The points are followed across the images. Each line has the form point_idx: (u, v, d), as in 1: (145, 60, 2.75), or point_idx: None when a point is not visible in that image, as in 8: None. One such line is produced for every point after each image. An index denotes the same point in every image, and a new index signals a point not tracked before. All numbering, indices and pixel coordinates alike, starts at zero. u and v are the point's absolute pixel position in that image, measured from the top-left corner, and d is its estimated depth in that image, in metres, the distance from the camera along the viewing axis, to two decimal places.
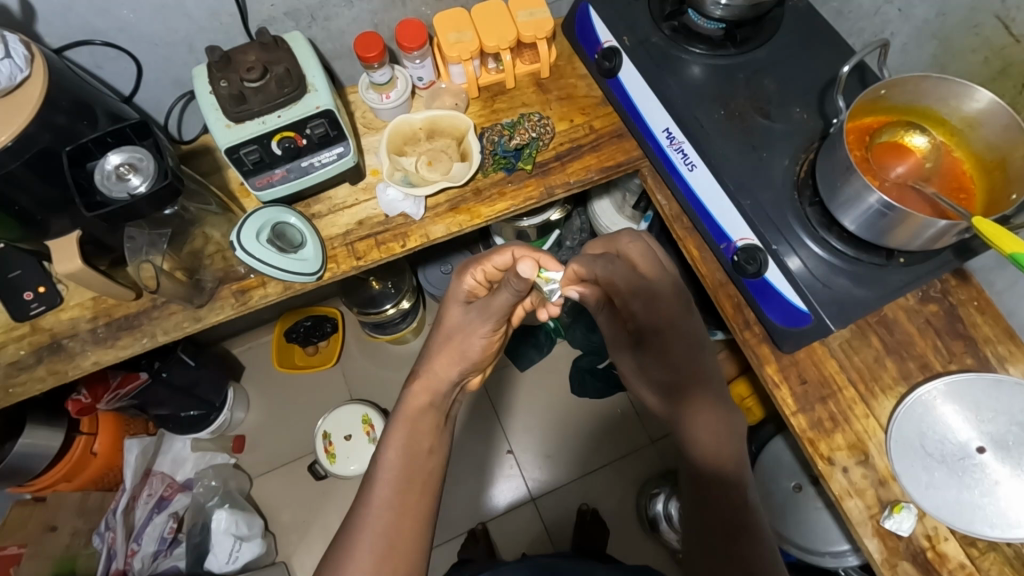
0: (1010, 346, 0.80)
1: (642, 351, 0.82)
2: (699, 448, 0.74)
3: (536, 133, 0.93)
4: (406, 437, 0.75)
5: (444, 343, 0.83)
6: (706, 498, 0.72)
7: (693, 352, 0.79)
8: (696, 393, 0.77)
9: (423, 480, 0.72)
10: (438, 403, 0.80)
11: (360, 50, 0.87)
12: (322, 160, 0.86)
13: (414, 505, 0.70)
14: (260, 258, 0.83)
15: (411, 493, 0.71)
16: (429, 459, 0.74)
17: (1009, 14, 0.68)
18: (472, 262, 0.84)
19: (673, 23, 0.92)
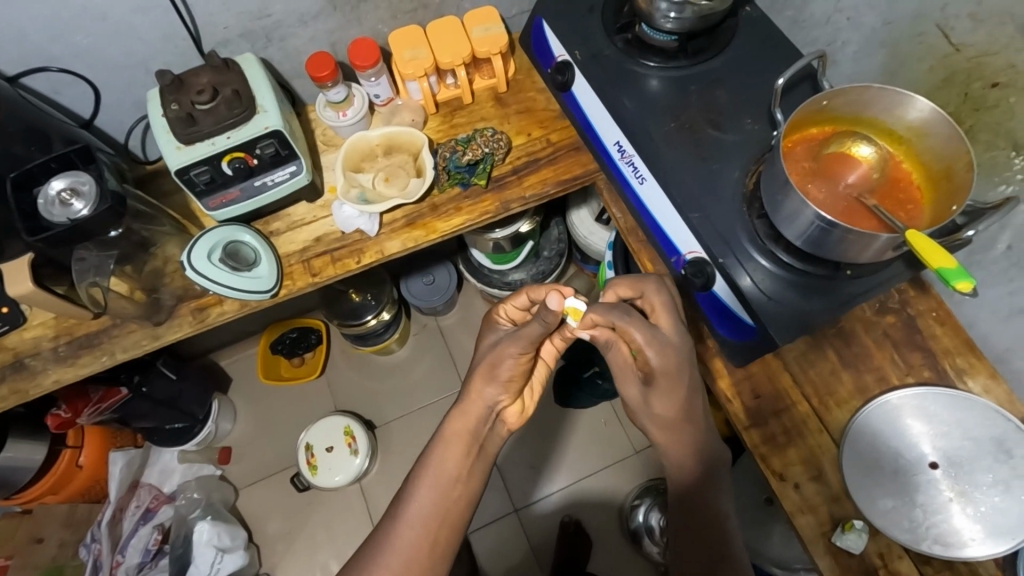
0: (969, 357, 0.79)
1: (649, 388, 0.73)
2: (693, 482, 0.75)
3: (489, 148, 0.92)
4: (439, 462, 0.78)
5: (479, 366, 0.81)
6: (696, 524, 0.73)
7: (686, 396, 0.72)
8: (675, 427, 0.74)
9: (450, 505, 0.76)
10: (475, 430, 0.81)
11: (313, 70, 0.88)
12: (275, 179, 0.87)
13: (439, 526, 0.75)
14: (211, 277, 0.84)
15: (436, 519, 0.75)
16: (456, 487, 0.77)
17: (947, 23, 0.68)
18: (499, 303, 0.87)
19: (626, 36, 0.91)
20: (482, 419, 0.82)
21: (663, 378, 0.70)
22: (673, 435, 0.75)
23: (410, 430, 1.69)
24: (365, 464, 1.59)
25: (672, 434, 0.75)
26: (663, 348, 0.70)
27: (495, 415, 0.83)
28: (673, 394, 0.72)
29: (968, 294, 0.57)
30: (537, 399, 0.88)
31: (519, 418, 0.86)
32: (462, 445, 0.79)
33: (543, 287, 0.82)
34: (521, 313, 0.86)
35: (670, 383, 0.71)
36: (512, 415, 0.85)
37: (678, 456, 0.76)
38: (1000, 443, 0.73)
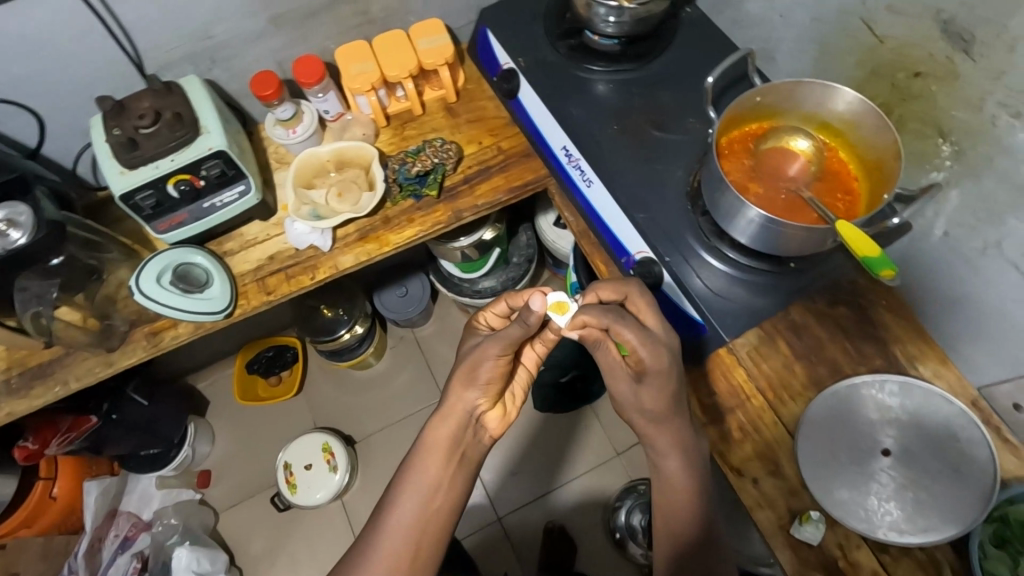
0: (919, 344, 0.79)
1: (639, 385, 0.73)
2: (672, 475, 0.74)
3: (439, 158, 0.93)
4: (420, 468, 0.76)
5: (457, 369, 0.78)
6: (680, 519, 0.72)
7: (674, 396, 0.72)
8: (661, 424, 0.73)
9: (432, 514, 0.74)
10: (459, 436, 0.78)
11: (257, 89, 0.88)
12: (224, 199, 0.87)
13: (422, 535, 0.73)
14: (161, 301, 0.84)
15: (418, 526, 0.73)
16: (438, 496, 0.75)
17: (871, 16, 0.69)
18: (478, 311, 0.86)
19: (570, 42, 0.92)
20: (464, 425, 0.79)
21: (654, 377, 0.70)
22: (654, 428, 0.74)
23: (390, 444, 1.67)
24: (345, 479, 1.57)
25: (656, 430, 0.74)
26: (654, 345, 0.70)
27: (475, 420, 0.79)
28: (662, 393, 0.71)
29: (889, 282, 0.58)
30: (518, 406, 0.83)
31: (501, 424, 0.81)
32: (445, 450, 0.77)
33: (521, 294, 0.82)
34: (502, 320, 0.85)
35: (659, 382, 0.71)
36: (493, 421, 0.81)
37: (659, 450, 0.74)
38: (947, 427, 0.73)
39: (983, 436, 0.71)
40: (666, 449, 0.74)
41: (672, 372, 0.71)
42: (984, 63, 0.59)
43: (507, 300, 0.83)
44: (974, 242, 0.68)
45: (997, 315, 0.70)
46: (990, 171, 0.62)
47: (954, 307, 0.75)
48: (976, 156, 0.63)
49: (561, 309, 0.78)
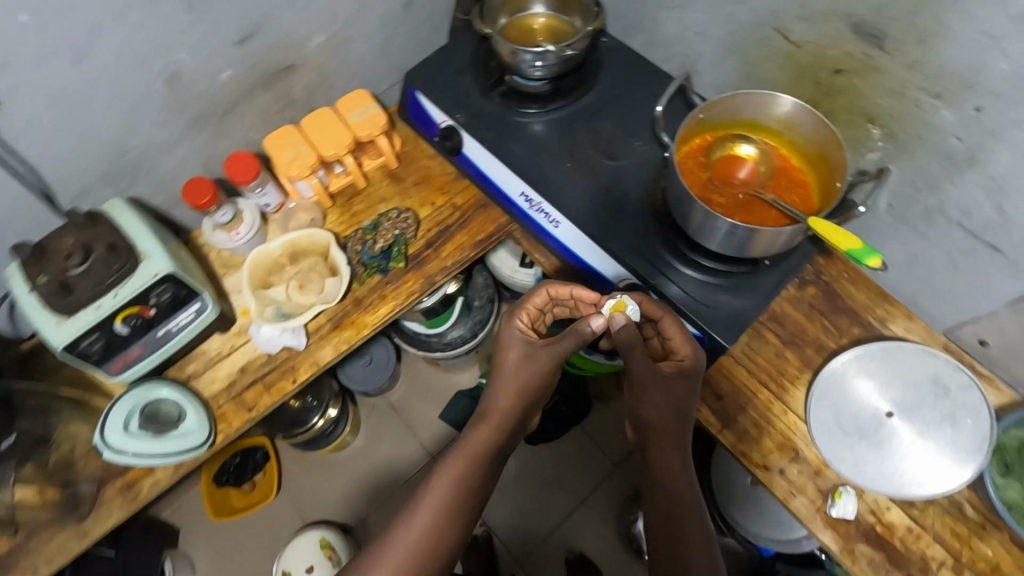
0: (885, 306, 0.86)
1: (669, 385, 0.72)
2: (672, 472, 0.69)
3: (399, 229, 0.92)
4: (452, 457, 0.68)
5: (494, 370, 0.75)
6: (678, 520, 0.66)
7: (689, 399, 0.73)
8: (665, 429, 0.71)
9: (458, 507, 0.65)
10: (503, 440, 0.71)
11: (192, 199, 0.82)
12: (180, 322, 0.80)
13: (440, 535, 0.63)
14: (156, 454, 0.76)
15: (442, 518, 0.64)
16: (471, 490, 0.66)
17: (784, 25, 0.74)
18: (515, 305, 0.80)
19: (502, 89, 0.92)
20: (510, 429, 0.72)
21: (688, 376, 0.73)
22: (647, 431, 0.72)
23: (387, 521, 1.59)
24: None
25: (659, 436, 0.71)
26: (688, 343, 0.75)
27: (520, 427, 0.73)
28: (678, 396, 0.72)
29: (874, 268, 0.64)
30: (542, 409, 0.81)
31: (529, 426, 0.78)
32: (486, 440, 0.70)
33: (566, 285, 0.80)
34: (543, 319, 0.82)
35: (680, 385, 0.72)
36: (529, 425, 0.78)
37: (657, 452, 0.71)
38: (937, 378, 0.79)
39: (970, 379, 0.77)
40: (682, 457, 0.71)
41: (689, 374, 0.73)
42: (900, 56, 0.65)
43: (549, 290, 0.79)
44: (918, 209, 0.75)
45: (949, 268, 0.77)
46: (923, 145, 0.69)
47: (908, 268, 0.82)
48: (908, 136, 0.69)
49: (618, 307, 0.74)
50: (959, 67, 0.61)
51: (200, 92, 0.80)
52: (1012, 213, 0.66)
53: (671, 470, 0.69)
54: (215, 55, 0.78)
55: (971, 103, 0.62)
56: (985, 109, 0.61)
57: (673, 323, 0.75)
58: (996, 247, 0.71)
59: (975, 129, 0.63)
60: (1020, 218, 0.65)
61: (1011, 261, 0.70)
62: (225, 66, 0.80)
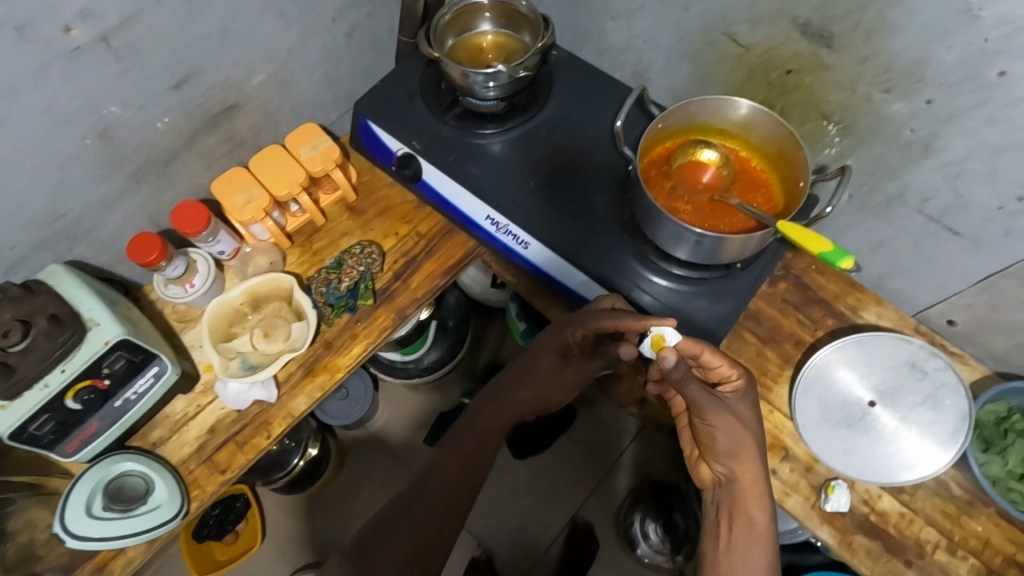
0: (856, 295, 0.87)
1: (737, 408, 0.67)
2: (755, 500, 0.68)
3: (364, 265, 0.88)
4: (465, 450, 0.77)
5: (519, 376, 0.82)
6: (749, 543, 0.67)
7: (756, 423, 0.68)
8: (746, 460, 0.68)
9: (460, 498, 0.74)
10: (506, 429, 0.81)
11: (139, 255, 0.77)
12: (139, 389, 0.74)
13: (447, 525, 0.72)
14: (125, 533, 0.71)
15: (448, 508, 0.73)
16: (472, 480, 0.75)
17: (733, 30, 0.74)
18: (572, 328, 0.74)
19: (456, 112, 0.90)
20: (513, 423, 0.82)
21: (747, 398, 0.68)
22: (727, 460, 0.68)
23: None
24: None
25: (739, 462, 0.68)
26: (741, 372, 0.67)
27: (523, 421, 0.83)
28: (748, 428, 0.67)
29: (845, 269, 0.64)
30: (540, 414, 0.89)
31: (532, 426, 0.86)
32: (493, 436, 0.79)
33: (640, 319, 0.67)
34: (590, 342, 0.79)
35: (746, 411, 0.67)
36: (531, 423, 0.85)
37: (741, 480, 0.68)
38: (914, 364, 0.80)
39: (945, 362, 0.79)
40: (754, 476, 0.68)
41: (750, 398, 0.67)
42: (848, 53, 0.65)
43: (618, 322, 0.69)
44: (878, 198, 0.75)
45: (914, 254, 0.79)
46: (879, 139, 0.69)
47: (874, 256, 0.84)
48: (863, 129, 0.70)
49: (658, 346, 0.65)
50: (908, 61, 0.61)
51: (138, 144, 0.76)
52: (970, 196, 0.66)
53: (750, 495, 0.68)
54: (148, 104, 0.73)
55: (923, 95, 0.62)
56: (936, 101, 0.61)
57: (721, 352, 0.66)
58: (956, 230, 0.71)
59: (928, 119, 0.63)
60: (978, 202, 0.66)
61: (972, 242, 0.71)
62: (160, 115, 0.75)
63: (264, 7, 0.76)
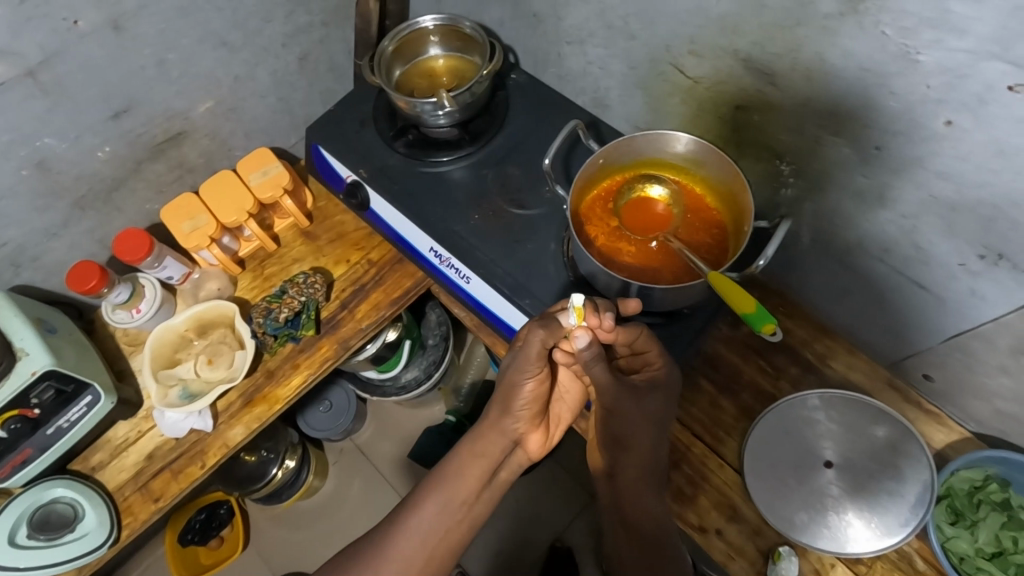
0: (824, 341, 0.80)
1: (639, 404, 0.65)
2: (641, 503, 0.69)
3: (306, 295, 0.85)
4: (449, 481, 0.68)
5: (495, 391, 0.70)
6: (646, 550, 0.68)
7: (658, 417, 0.67)
8: (635, 454, 0.68)
9: (449, 532, 0.67)
10: (496, 455, 0.70)
11: (78, 284, 0.78)
12: (71, 418, 0.75)
13: (432, 562, 0.66)
14: (51, 560, 0.74)
15: (435, 542, 0.66)
16: (464, 510, 0.68)
17: (679, 61, 0.70)
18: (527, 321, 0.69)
19: (407, 138, 0.87)
20: (501, 450, 0.71)
21: (656, 393, 0.66)
22: (613, 451, 0.69)
23: None
24: None
25: (626, 455, 0.68)
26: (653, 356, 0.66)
27: (513, 445, 0.72)
28: (650, 421, 0.67)
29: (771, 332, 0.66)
30: (562, 429, 0.76)
31: (541, 448, 0.74)
32: (481, 464, 0.69)
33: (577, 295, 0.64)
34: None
35: (655, 403, 0.66)
36: (533, 443, 0.74)
37: (625, 475, 0.69)
38: (875, 428, 0.74)
39: (908, 428, 0.72)
40: (639, 472, 0.69)
41: (662, 392, 0.66)
42: (791, 92, 0.60)
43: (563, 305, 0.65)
44: (837, 245, 0.70)
45: (882, 302, 0.72)
46: (830, 182, 0.64)
47: (842, 301, 0.77)
48: (815, 172, 0.64)
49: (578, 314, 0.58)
50: (852, 103, 0.56)
51: (78, 174, 0.78)
52: (930, 250, 0.61)
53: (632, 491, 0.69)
54: (85, 135, 0.75)
55: (870, 142, 0.57)
56: (884, 148, 0.56)
57: (650, 340, 0.64)
58: (920, 282, 0.65)
59: (877, 167, 0.58)
60: (941, 257, 0.60)
61: (939, 299, 0.64)
62: (100, 144, 0.77)
63: (202, 37, 0.77)
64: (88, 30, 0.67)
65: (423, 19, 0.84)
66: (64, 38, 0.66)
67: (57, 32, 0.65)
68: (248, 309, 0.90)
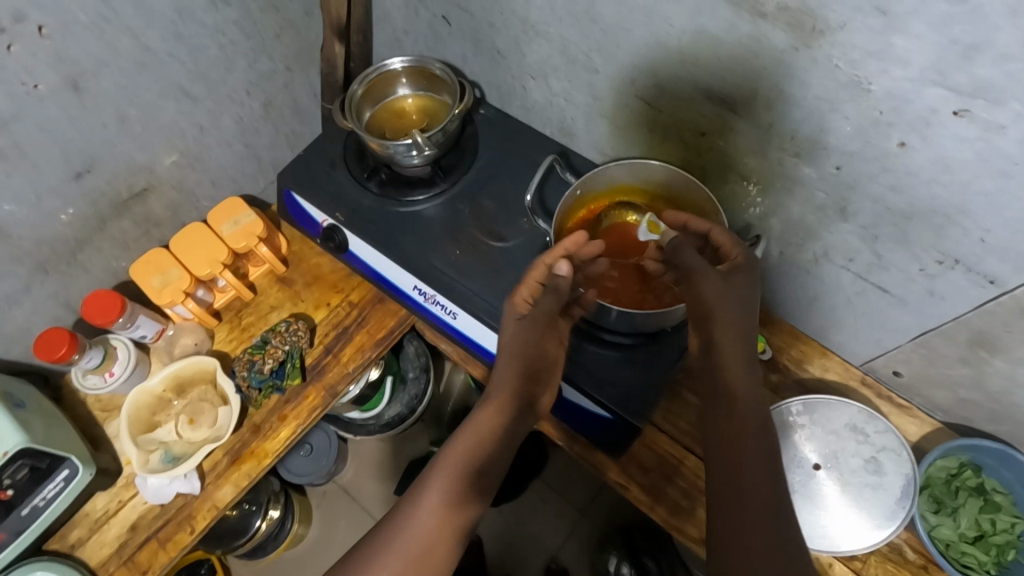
0: (799, 346, 0.86)
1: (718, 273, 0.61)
2: (744, 373, 0.58)
3: (289, 343, 0.85)
4: (460, 448, 0.62)
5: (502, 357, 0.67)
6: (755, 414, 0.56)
7: (748, 299, 0.61)
8: (726, 324, 0.59)
9: (469, 496, 0.60)
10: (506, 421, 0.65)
11: (48, 353, 0.74)
12: (47, 494, 0.72)
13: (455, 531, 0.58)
14: None
15: (453, 515, 0.58)
16: (480, 475, 0.61)
17: (643, 92, 0.73)
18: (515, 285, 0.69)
19: (379, 179, 0.88)
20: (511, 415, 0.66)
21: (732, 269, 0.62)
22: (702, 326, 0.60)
23: None
24: None
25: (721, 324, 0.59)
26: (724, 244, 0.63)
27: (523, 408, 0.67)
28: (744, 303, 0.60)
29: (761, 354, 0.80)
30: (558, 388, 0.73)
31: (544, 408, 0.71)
32: (490, 429, 0.64)
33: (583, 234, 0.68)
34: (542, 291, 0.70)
35: (742, 283, 0.61)
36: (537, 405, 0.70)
37: (726, 351, 0.59)
38: (854, 424, 0.77)
39: (886, 424, 0.76)
40: (737, 342, 0.59)
41: (747, 271, 0.62)
42: (753, 119, 0.63)
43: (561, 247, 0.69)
44: (804, 255, 0.74)
45: (848, 305, 0.76)
46: (793, 199, 0.68)
47: (810, 306, 0.81)
48: (780, 191, 0.68)
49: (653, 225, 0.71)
50: (809, 128, 0.59)
51: (40, 238, 0.74)
52: (889, 257, 0.65)
53: (739, 369, 0.58)
54: (46, 198, 0.72)
55: (829, 162, 0.60)
56: (843, 167, 0.60)
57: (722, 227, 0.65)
58: (883, 286, 0.69)
59: (837, 184, 0.62)
60: (900, 263, 0.64)
61: (900, 300, 0.69)
62: (63, 207, 0.74)
63: (163, 90, 0.75)
64: (48, 92, 0.65)
65: (391, 61, 0.85)
66: (21, 101, 0.64)
67: (14, 96, 0.63)
68: (228, 362, 0.88)
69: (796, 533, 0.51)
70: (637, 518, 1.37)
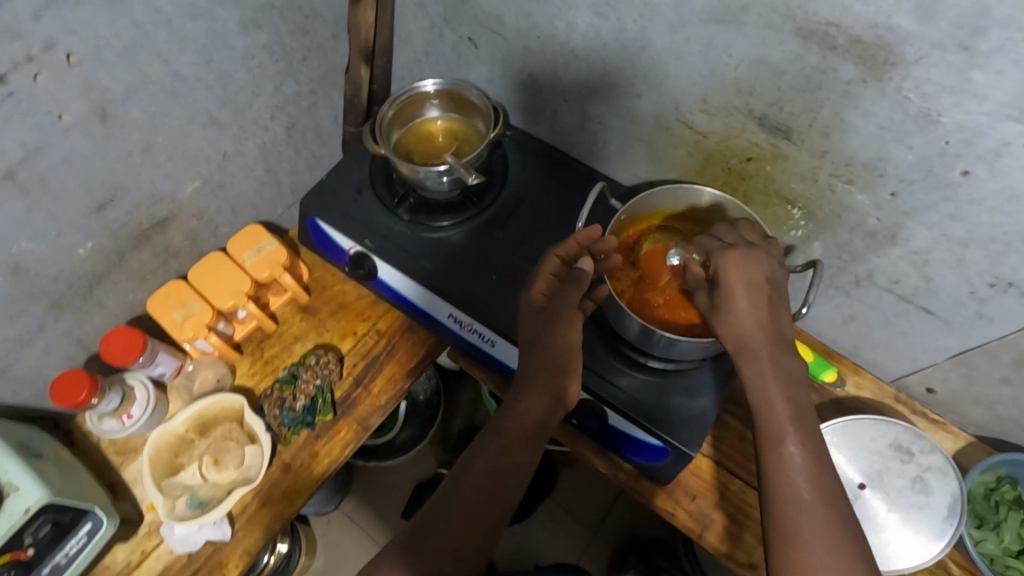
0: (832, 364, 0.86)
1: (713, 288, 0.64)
2: (760, 381, 0.60)
3: (320, 377, 0.82)
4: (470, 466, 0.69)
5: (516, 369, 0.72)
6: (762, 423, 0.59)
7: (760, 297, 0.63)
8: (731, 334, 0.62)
9: (472, 510, 0.66)
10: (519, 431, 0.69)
11: (66, 398, 0.70)
12: (69, 550, 0.67)
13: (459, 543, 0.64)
14: None
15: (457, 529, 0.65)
16: (486, 489, 0.67)
17: (687, 117, 0.73)
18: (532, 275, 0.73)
19: (409, 205, 0.85)
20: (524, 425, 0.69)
21: (737, 271, 0.63)
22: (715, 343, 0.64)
23: None
24: None
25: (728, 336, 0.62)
26: (722, 253, 0.64)
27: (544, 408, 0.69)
28: (765, 297, 0.62)
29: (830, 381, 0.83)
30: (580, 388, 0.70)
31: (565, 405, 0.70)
32: (498, 444, 0.69)
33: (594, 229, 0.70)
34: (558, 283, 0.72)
35: (743, 286, 0.63)
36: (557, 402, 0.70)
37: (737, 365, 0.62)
38: (899, 443, 0.77)
39: (931, 443, 0.77)
40: (748, 353, 0.62)
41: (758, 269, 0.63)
42: (807, 146, 0.64)
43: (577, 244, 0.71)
44: (846, 277, 0.74)
45: (887, 325, 0.77)
46: (840, 223, 0.68)
47: (846, 326, 0.82)
48: (827, 216, 0.69)
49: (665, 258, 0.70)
50: (867, 155, 0.60)
51: (56, 274, 0.70)
52: (938, 281, 0.66)
53: (755, 376, 0.61)
54: (65, 233, 0.68)
55: (885, 189, 0.61)
56: (899, 194, 0.60)
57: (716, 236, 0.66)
58: (928, 308, 0.70)
59: (891, 211, 0.63)
60: (949, 287, 0.66)
61: (945, 322, 0.70)
62: (82, 241, 0.70)
63: (190, 117, 0.72)
64: (73, 122, 0.61)
65: (423, 84, 0.83)
66: (47, 133, 0.60)
67: (39, 128, 0.59)
68: (251, 398, 0.84)
69: (811, 529, 0.53)
70: (652, 536, 1.35)
